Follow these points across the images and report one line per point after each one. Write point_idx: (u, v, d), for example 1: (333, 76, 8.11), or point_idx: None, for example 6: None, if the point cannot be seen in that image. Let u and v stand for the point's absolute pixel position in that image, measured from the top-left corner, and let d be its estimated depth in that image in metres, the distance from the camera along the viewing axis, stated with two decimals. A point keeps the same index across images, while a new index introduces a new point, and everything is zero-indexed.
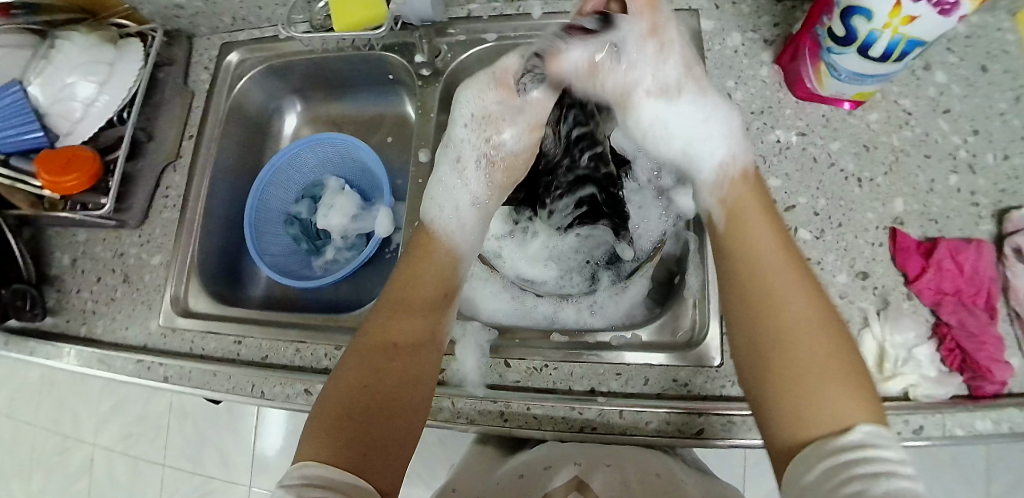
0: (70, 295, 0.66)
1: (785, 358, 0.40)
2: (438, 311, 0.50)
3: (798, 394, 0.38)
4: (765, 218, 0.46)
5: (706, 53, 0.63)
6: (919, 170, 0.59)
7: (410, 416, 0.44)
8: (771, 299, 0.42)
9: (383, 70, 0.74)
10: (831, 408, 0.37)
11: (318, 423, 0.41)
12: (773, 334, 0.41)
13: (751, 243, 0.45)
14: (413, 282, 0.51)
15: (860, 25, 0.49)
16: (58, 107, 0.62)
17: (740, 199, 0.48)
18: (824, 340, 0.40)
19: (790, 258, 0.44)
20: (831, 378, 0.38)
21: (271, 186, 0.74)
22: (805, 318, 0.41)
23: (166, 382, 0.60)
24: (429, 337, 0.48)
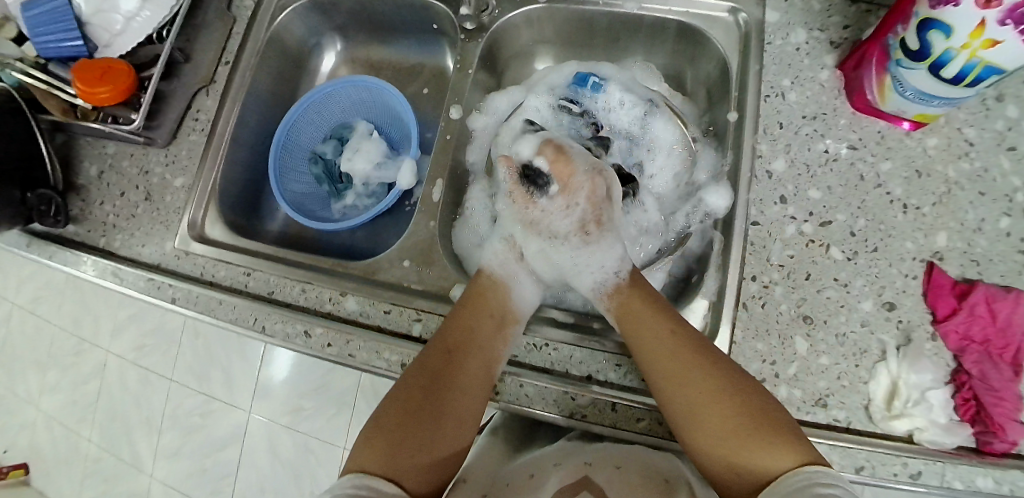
0: (93, 207, 0.67)
1: (704, 428, 0.43)
2: (500, 336, 0.52)
3: (733, 447, 0.42)
4: (651, 313, 0.50)
5: (765, 46, 0.59)
6: (969, 206, 0.55)
7: (446, 430, 0.46)
8: (666, 377, 0.46)
9: (427, 19, 0.72)
10: (761, 459, 0.40)
11: (375, 436, 0.44)
12: (686, 412, 0.45)
13: (634, 327, 0.50)
14: (475, 306, 0.53)
15: (936, 41, 0.45)
16: (99, 18, 0.63)
17: (623, 308, 0.52)
18: (727, 402, 0.43)
19: (665, 336, 0.48)
20: (752, 432, 0.41)
21: (301, 122, 0.74)
22: (692, 392, 0.45)
23: (173, 303, 0.61)
24: (484, 352, 0.51)
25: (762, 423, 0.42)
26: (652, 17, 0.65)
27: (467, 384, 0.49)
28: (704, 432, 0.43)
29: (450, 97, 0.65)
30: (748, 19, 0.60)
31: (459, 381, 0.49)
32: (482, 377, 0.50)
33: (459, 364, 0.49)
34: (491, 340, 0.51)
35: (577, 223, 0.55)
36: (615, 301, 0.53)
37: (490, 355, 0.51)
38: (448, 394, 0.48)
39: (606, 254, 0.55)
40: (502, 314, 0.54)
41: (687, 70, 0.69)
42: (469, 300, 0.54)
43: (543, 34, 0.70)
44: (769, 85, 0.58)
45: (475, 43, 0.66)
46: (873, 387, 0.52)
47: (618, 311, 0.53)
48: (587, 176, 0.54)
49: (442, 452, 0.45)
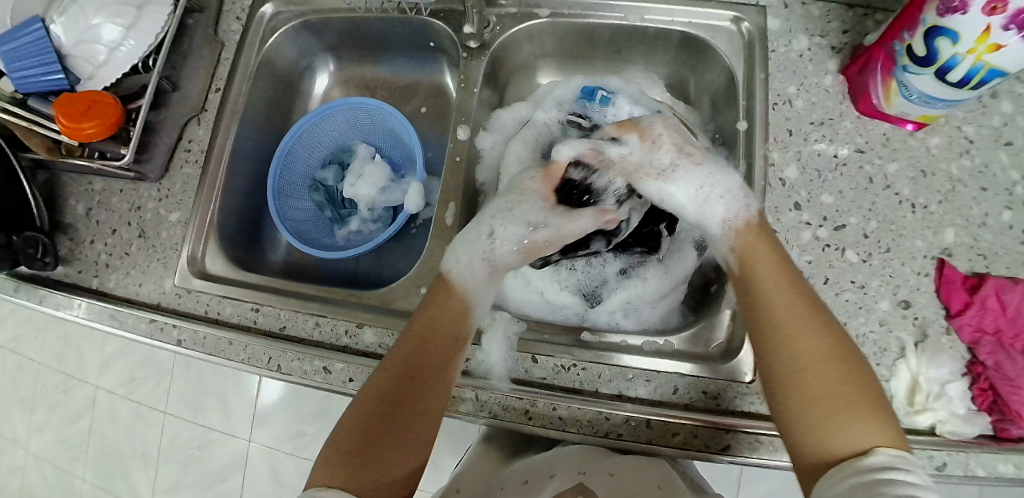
0: (84, 246, 0.64)
1: (808, 384, 0.41)
2: (454, 353, 0.49)
3: (820, 416, 0.39)
4: (772, 256, 0.47)
5: (769, 54, 0.59)
6: (973, 202, 0.55)
7: (406, 445, 0.44)
8: (800, 321, 0.43)
9: (424, 36, 0.70)
10: (853, 436, 0.38)
11: (331, 452, 0.43)
12: (797, 364, 0.42)
13: (761, 275, 0.46)
14: (428, 323, 0.49)
15: (943, 47, 0.45)
16: (80, 49, 0.59)
17: (749, 250, 0.48)
18: (844, 373, 0.41)
19: (793, 289, 0.45)
20: (850, 405, 0.39)
21: (298, 148, 0.71)
22: (816, 346, 0.42)
23: (178, 345, 0.58)
24: (439, 373, 0.47)
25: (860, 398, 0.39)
26: (654, 29, 0.65)
27: (425, 405, 0.46)
28: (801, 391, 0.41)
29: (457, 117, 0.64)
30: (751, 28, 0.61)
31: (416, 400, 0.45)
32: (439, 397, 0.47)
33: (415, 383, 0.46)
34: (446, 358, 0.48)
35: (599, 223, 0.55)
36: (745, 236, 0.49)
37: (445, 371, 0.48)
38: (404, 417, 0.45)
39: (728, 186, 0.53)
40: (457, 332, 0.50)
41: (690, 78, 0.70)
42: (420, 318, 0.50)
43: (544, 47, 0.70)
44: (776, 93, 0.58)
45: (478, 60, 0.65)
46: (893, 384, 0.51)
47: (742, 255, 0.49)
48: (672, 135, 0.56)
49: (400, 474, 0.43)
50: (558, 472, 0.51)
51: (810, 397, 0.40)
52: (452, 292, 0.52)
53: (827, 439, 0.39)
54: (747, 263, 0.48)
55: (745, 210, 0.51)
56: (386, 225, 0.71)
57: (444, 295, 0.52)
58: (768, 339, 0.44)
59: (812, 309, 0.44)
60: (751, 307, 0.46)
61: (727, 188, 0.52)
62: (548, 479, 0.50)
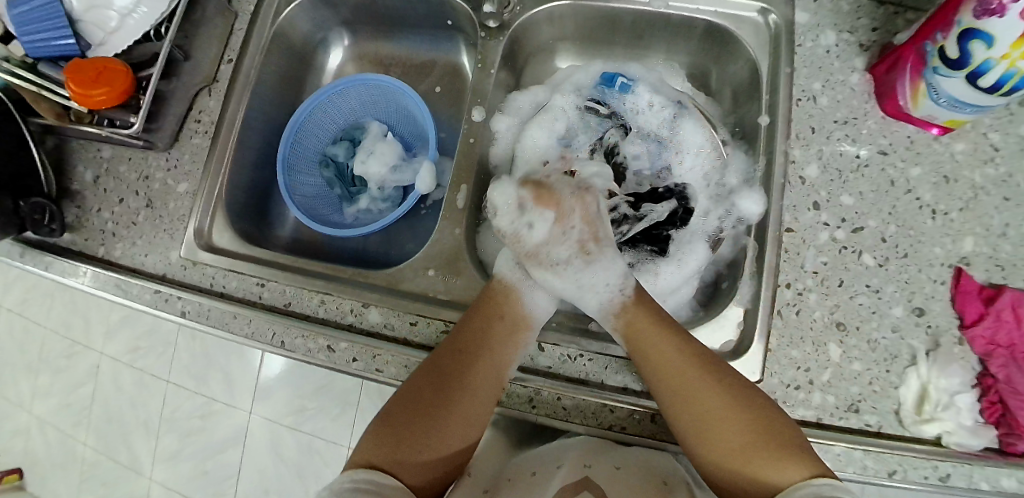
0: (90, 214, 0.64)
1: (711, 438, 0.44)
2: (513, 341, 0.51)
3: (744, 462, 0.42)
4: (664, 336, 0.48)
5: (796, 49, 0.58)
6: (995, 212, 0.54)
7: (448, 434, 0.47)
8: (677, 371, 0.46)
9: (442, 15, 0.69)
10: (773, 473, 0.40)
11: (379, 428, 0.46)
12: (688, 406, 0.45)
13: (646, 346, 0.48)
14: (488, 310, 0.52)
15: (977, 51, 0.44)
16: (91, 14, 0.58)
17: (630, 335, 0.50)
18: (733, 411, 0.44)
19: (666, 339, 0.48)
20: (750, 449, 0.42)
21: (309, 122, 0.70)
22: (691, 389, 0.45)
23: (182, 316, 0.58)
24: (494, 360, 0.50)
25: (766, 436, 0.42)
26: (678, 16, 0.63)
27: (475, 389, 0.49)
28: (714, 442, 0.44)
29: (472, 98, 0.63)
30: (778, 21, 0.59)
31: (467, 384, 0.49)
32: (491, 383, 0.49)
33: (468, 367, 0.49)
34: (503, 346, 0.50)
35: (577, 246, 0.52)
36: (620, 321, 0.51)
37: (500, 358, 0.50)
38: (453, 405, 0.47)
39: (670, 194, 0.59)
40: (515, 318, 0.52)
41: (712, 69, 0.68)
42: (484, 311, 0.52)
43: (564, 31, 0.68)
44: (801, 89, 0.57)
45: (496, 41, 0.64)
46: (902, 392, 0.50)
47: (626, 332, 0.50)
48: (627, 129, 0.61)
49: (443, 456, 0.46)
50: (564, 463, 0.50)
51: (727, 451, 0.43)
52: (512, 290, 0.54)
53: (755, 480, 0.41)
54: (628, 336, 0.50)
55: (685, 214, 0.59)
56: (395, 205, 0.70)
57: (501, 285, 0.54)
58: (662, 391, 0.47)
59: (681, 355, 0.47)
60: (638, 363, 0.49)
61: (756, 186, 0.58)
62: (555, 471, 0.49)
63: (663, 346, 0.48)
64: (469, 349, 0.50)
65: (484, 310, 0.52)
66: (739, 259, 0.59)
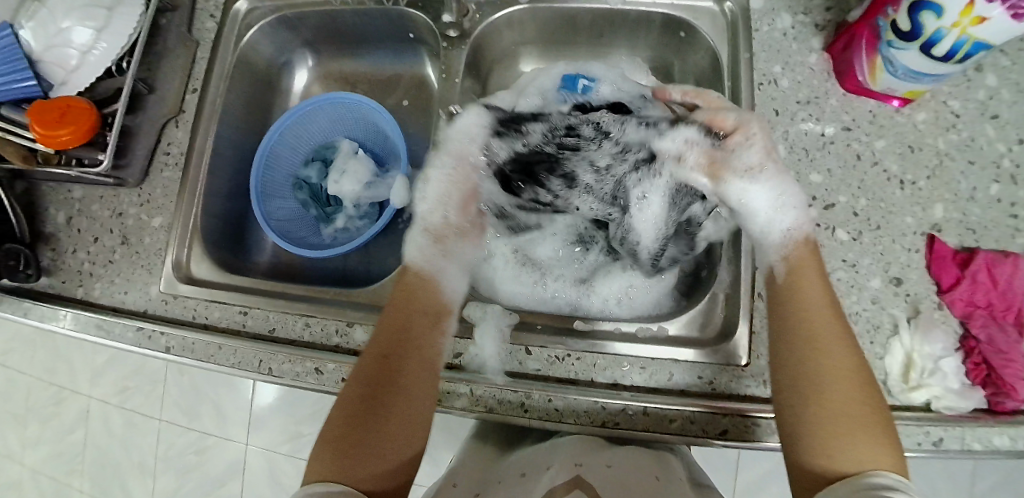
0: (65, 256, 0.63)
1: (824, 413, 0.42)
2: (434, 330, 0.51)
3: (835, 434, 0.40)
4: (819, 279, 0.47)
5: (753, 34, 0.59)
6: (961, 176, 0.55)
7: (395, 434, 0.45)
8: (829, 339, 0.44)
9: (404, 28, 0.69)
10: (857, 454, 0.39)
11: (325, 443, 0.44)
12: (828, 383, 0.42)
13: (802, 279, 0.47)
14: (405, 306, 0.52)
15: (928, 22, 0.45)
16: (52, 54, 0.59)
17: (796, 266, 0.48)
18: (861, 398, 0.42)
19: (837, 324, 0.45)
20: (863, 426, 0.40)
21: (280, 145, 0.70)
22: (845, 387, 0.42)
23: (167, 352, 0.57)
24: (421, 350, 0.49)
25: (869, 423, 0.41)
26: (636, 11, 0.64)
27: (407, 383, 0.47)
28: (823, 400, 0.42)
29: (440, 108, 0.63)
30: (734, 7, 0.60)
31: (399, 381, 0.47)
32: (421, 372, 0.48)
33: (398, 363, 0.48)
34: (425, 336, 0.50)
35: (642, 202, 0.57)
36: (790, 255, 0.49)
37: (425, 348, 0.50)
38: (393, 402, 0.46)
39: (782, 180, 0.51)
40: (432, 308, 0.53)
41: (674, 61, 0.69)
42: (394, 304, 0.52)
43: (525, 35, 0.69)
44: (762, 73, 0.58)
45: (459, 50, 0.64)
46: (887, 361, 0.51)
47: (790, 269, 0.48)
48: (711, 138, 0.54)
49: (389, 462, 0.44)
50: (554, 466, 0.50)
51: (830, 417, 0.41)
52: (412, 277, 0.55)
53: (825, 458, 0.40)
54: (795, 271, 0.48)
55: (797, 222, 0.50)
56: (372, 221, 0.70)
57: (414, 277, 0.54)
58: (792, 349, 0.45)
59: (846, 341, 0.44)
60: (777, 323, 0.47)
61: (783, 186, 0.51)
62: (545, 473, 0.48)
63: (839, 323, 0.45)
64: (395, 346, 0.49)
65: (397, 303, 0.52)
66: (714, 245, 0.59)
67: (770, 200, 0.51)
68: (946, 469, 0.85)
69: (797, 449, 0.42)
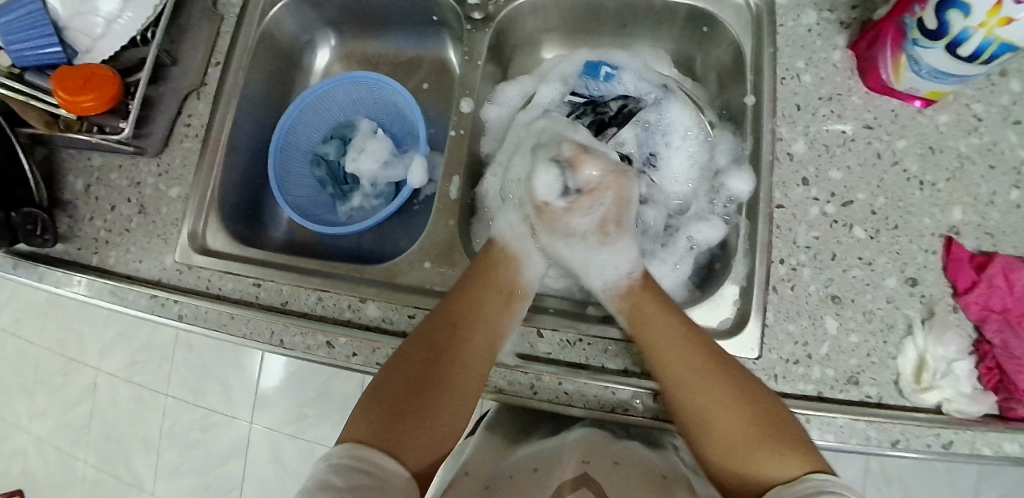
0: (82, 223, 0.63)
1: (721, 441, 0.44)
2: (506, 311, 0.52)
3: (737, 462, 0.43)
4: (656, 301, 0.51)
5: (778, 29, 0.59)
6: (981, 180, 0.55)
7: (444, 406, 0.46)
8: (681, 372, 0.46)
9: (428, 11, 0.69)
10: (766, 469, 0.41)
11: (369, 403, 0.44)
12: (700, 419, 0.45)
13: (641, 319, 0.50)
14: (481, 283, 0.53)
15: (955, 21, 0.45)
16: (78, 21, 0.59)
17: (635, 310, 0.51)
18: (745, 419, 0.43)
19: (682, 335, 0.48)
20: (760, 437, 0.42)
21: (299, 122, 0.70)
22: (700, 397, 0.45)
23: (179, 320, 0.57)
24: (487, 331, 0.50)
25: (766, 435, 0.42)
26: (661, 3, 0.64)
27: (468, 363, 0.48)
28: (721, 433, 0.44)
29: (460, 90, 0.63)
30: (760, 2, 0.60)
31: (455, 357, 0.48)
32: (478, 353, 0.49)
33: (461, 339, 0.49)
34: (496, 316, 0.51)
35: (598, 223, 0.53)
36: (627, 299, 0.53)
37: (493, 330, 0.51)
38: (446, 373, 0.47)
39: (624, 249, 0.54)
40: (510, 291, 0.54)
41: (697, 55, 0.69)
42: (475, 276, 0.53)
43: (548, 22, 0.69)
44: (785, 67, 0.58)
45: (482, 33, 0.64)
46: (900, 362, 0.51)
47: (630, 313, 0.52)
48: (609, 176, 0.51)
49: (431, 438, 0.44)
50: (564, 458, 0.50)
51: (734, 435, 0.43)
52: (503, 267, 0.55)
53: (738, 471, 0.43)
54: (633, 321, 0.50)
55: (631, 274, 0.54)
56: (387, 201, 0.70)
57: (499, 248, 0.56)
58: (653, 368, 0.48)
59: (689, 353, 0.47)
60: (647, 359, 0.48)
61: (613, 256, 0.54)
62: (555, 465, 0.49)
63: (675, 338, 0.48)
64: (466, 321, 0.50)
65: (474, 280, 0.53)
66: (730, 239, 0.59)
67: (630, 262, 0.54)
68: (948, 482, 0.84)
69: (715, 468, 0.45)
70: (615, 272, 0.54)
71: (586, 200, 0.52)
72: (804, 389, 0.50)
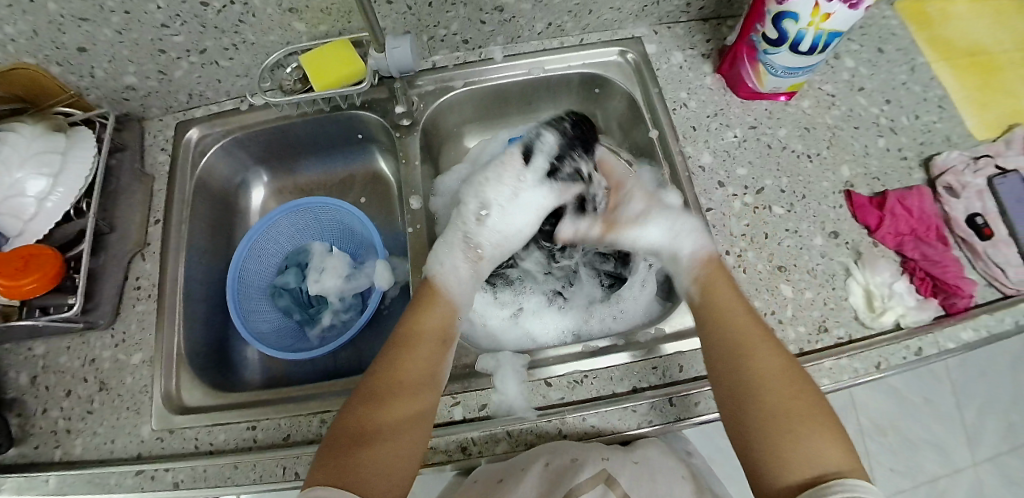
0: (35, 418, 0.57)
1: (770, 416, 0.44)
2: (439, 354, 0.52)
3: (783, 435, 0.43)
4: (730, 287, 0.54)
5: (657, 72, 0.71)
6: (853, 139, 0.67)
7: (397, 447, 0.45)
8: (740, 327, 0.50)
9: (352, 130, 0.75)
10: (811, 453, 0.42)
11: (331, 445, 0.45)
12: (753, 381, 0.46)
13: (715, 297, 0.53)
14: (408, 335, 0.52)
15: (790, 26, 0.56)
16: (6, 206, 0.57)
17: (708, 285, 0.54)
18: (803, 402, 0.45)
19: (747, 315, 0.51)
20: (806, 417, 0.44)
21: (249, 259, 0.70)
22: (771, 366, 0.47)
23: (177, 488, 0.53)
24: (426, 377, 0.50)
25: (819, 419, 0.44)
26: (556, 77, 0.74)
27: (409, 407, 0.47)
28: (784, 400, 0.45)
29: (407, 189, 0.68)
30: (635, 58, 0.72)
31: (398, 403, 0.47)
32: (421, 396, 0.49)
33: (400, 387, 0.48)
34: (429, 361, 0.51)
35: (646, 198, 0.64)
36: (704, 272, 0.55)
37: (433, 372, 0.51)
38: (393, 407, 0.47)
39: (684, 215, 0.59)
40: (440, 332, 0.53)
41: (597, 111, 0.79)
42: (416, 309, 0.55)
43: (464, 115, 0.77)
44: (672, 100, 0.69)
45: (410, 138, 0.70)
46: (852, 299, 0.57)
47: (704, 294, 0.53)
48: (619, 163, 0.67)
49: (391, 473, 0.44)
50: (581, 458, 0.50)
51: (781, 393, 0.45)
52: (437, 298, 0.56)
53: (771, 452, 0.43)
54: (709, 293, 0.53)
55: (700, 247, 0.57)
56: (359, 311, 0.71)
57: (436, 287, 0.57)
58: (721, 345, 0.49)
59: (766, 340, 0.49)
60: (712, 322, 0.51)
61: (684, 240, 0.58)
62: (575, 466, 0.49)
63: (752, 325, 0.50)
64: (402, 366, 0.50)
65: (415, 316, 0.54)
66: None
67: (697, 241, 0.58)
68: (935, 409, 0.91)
69: (754, 455, 0.44)
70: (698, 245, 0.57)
71: (617, 197, 0.65)
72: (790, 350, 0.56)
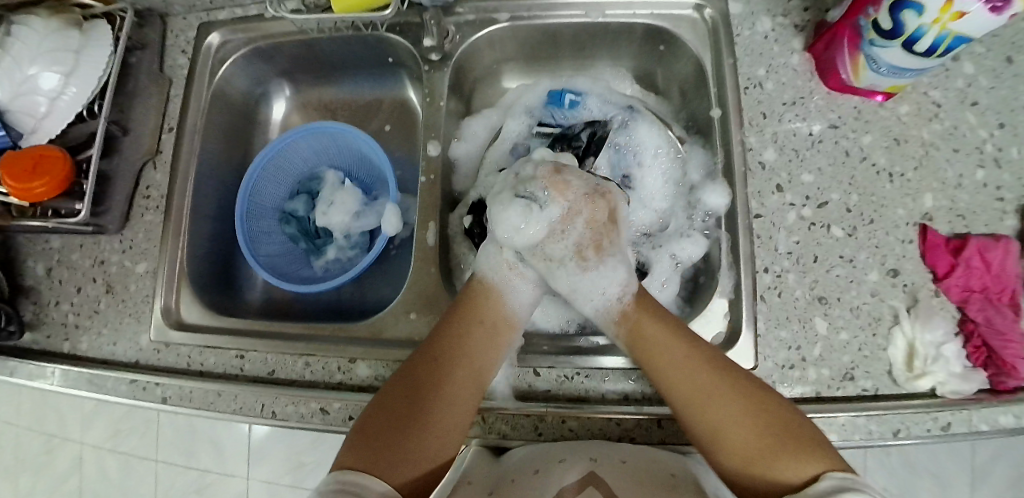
0: (48, 308, 0.60)
1: (736, 454, 0.43)
2: (491, 345, 0.50)
3: (760, 471, 0.41)
4: (661, 324, 0.49)
5: (735, 39, 0.59)
6: (947, 163, 0.55)
7: (427, 440, 0.44)
8: (677, 376, 0.46)
9: (382, 53, 0.68)
10: (794, 476, 0.40)
11: (355, 436, 0.44)
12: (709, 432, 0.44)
13: (651, 351, 0.48)
14: (467, 315, 0.51)
15: (909, 19, 0.45)
16: (21, 102, 0.56)
17: (632, 332, 0.50)
18: (755, 435, 0.42)
19: (690, 361, 0.46)
20: (795, 441, 0.41)
21: (263, 178, 0.68)
22: (712, 410, 0.44)
23: (165, 403, 0.55)
24: (475, 368, 0.49)
25: (793, 443, 0.41)
26: (617, 23, 0.63)
27: (454, 394, 0.47)
28: (730, 444, 0.43)
29: (426, 133, 0.62)
30: (714, 14, 0.60)
31: (444, 392, 0.46)
32: (465, 382, 0.48)
33: (445, 375, 0.47)
34: (482, 350, 0.50)
35: (576, 251, 0.52)
36: (623, 324, 0.51)
37: (478, 366, 0.49)
38: (432, 402, 0.46)
39: (615, 268, 0.52)
40: (495, 322, 0.51)
41: (657, 69, 0.69)
42: (463, 307, 0.52)
43: (506, 52, 0.68)
44: (746, 77, 0.58)
45: (441, 73, 0.63)
46: (891, 352, 0.51)
47: (627, 337, 0.50)
48: (583, 204, 0.52)
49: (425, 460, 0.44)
50: (569, 457, 0.45)
51: (730, 435, 0.43)
52: (485, 302, 0.52)
53: (763, 478, 0.41)
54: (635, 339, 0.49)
55: (622, 297, 0.52)
56: (364, 250, 0.69)
57: (484, 284, 0.53)
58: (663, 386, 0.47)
59: (701, 367, 0.45)
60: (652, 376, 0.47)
61: (597, 281, 0.52)
62: (558, 464, 0.45)
63: (686, 368, 0.46)
64: (447, 357, 0.48)
65: (461, 314, 0.51)
66: (712, 253, 0.59)
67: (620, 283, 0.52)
68: None
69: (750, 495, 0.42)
70: (607, 293, 0.52)
71: (561, 222, 0.52)
72: (802, 392, 0.50)
